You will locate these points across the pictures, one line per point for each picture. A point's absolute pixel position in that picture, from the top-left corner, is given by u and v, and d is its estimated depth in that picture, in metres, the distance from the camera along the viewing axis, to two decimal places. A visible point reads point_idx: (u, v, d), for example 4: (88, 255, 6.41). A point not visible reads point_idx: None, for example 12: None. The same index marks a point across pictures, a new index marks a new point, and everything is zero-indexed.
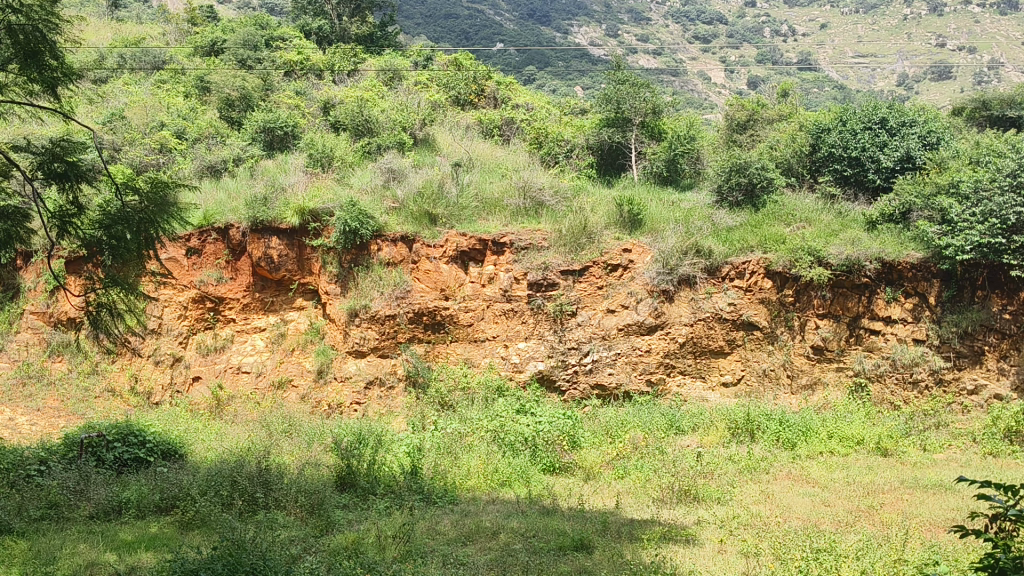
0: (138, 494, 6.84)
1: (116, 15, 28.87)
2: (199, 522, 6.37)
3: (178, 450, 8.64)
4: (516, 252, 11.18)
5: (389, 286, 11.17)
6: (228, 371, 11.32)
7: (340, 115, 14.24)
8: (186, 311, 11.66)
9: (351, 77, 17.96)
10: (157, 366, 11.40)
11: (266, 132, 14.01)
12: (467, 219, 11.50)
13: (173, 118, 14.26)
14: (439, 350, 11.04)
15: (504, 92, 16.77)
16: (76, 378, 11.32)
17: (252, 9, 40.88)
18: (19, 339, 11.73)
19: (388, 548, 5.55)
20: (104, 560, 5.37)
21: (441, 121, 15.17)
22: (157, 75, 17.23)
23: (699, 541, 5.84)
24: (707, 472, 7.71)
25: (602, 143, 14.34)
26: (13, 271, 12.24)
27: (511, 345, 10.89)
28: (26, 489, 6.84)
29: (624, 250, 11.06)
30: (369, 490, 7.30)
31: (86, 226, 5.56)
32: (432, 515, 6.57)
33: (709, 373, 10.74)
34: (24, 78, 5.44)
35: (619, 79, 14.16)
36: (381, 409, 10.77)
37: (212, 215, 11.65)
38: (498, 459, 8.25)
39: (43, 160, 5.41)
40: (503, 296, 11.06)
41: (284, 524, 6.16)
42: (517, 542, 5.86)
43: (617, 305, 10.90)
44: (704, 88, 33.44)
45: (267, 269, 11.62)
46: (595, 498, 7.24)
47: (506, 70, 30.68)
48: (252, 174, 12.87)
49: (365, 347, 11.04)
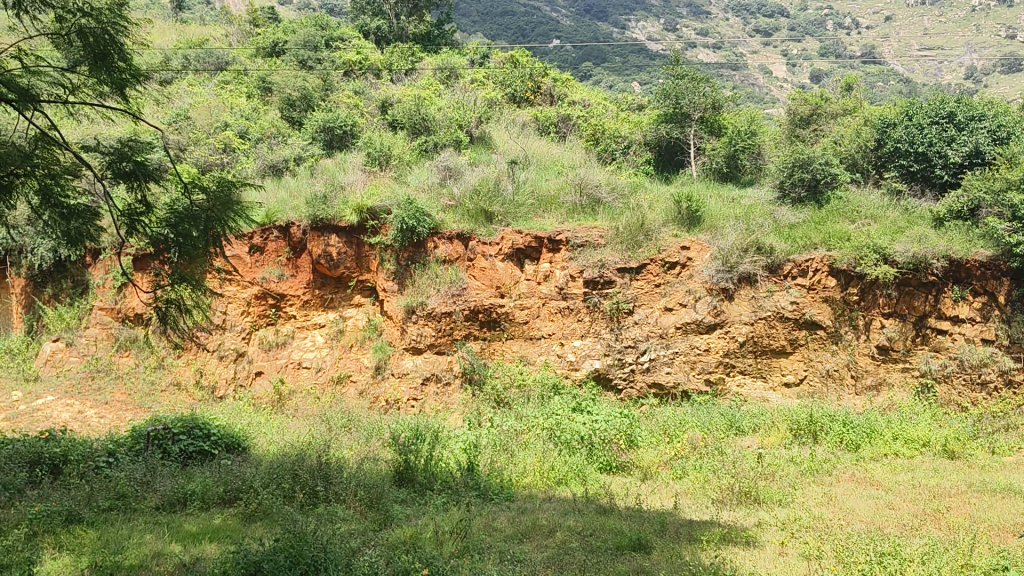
0: (202, 486, 6.99)
1: (181, 16, 29.64)
2: (262, 514, 6.48)
3: (241, 443, 8.84)
4: (573, 249, 11.10)
5: (446, 283, 11.23)
6: (289, 367, 11.55)
7: (398, 114, 14.37)
8: (249, 307, 11.91)
9: (408, 76, 18.10)
10: (221, 361, 11.65)
11: (326, 132, 14.24)
12: (523, 216, 11.48)
13: (236, 118, 14.57)
14: (494, 348, 11.08)
15: (560, 89, 16.71)
16: (143, 372, 11.65)
17: (313, 10, 41.79)
18: (89, 334, 12.16)
19: (446, 544, 5.58)
20: (170, 550, 5.50)
21: (498, 120, 15.21)
22: (221, 76, 17.63)
23: (759, 543, 5.74)
24: (768, 473, 7.59)
25: (660, 139, 14.19)
26: (83, 268, 12.70)
27: (567, 343, 10.85)
28: (95, 481, 7.05)
29: (683, 247, 10.90)
30: (427, 485, 7.35)
31: (154, 224, 5.67)
32: (489, 512, 6.59)
33: (771, 373, 10.57)
34: (95, 81, 5.51)
35: (677, 74, 13.97)
36: (438, 405, 10.83)
37: (274, 214, 11.90)
38: (554, 458, 8.25)
39: (112, 159, 5.47)
40: (559, 294, 11.02)
41: (344, 517, 6.25)
42: (575, 541, 5.83)
43: (674, 303, 10.73)
44: (765, 83, 32.88)
45: (326, 267, 11.85)
46: (653, 499, 7.17)
47: (562, 67, 30.74)
48: (312, 174, 13.04)
49: (421, 344, 11.15)
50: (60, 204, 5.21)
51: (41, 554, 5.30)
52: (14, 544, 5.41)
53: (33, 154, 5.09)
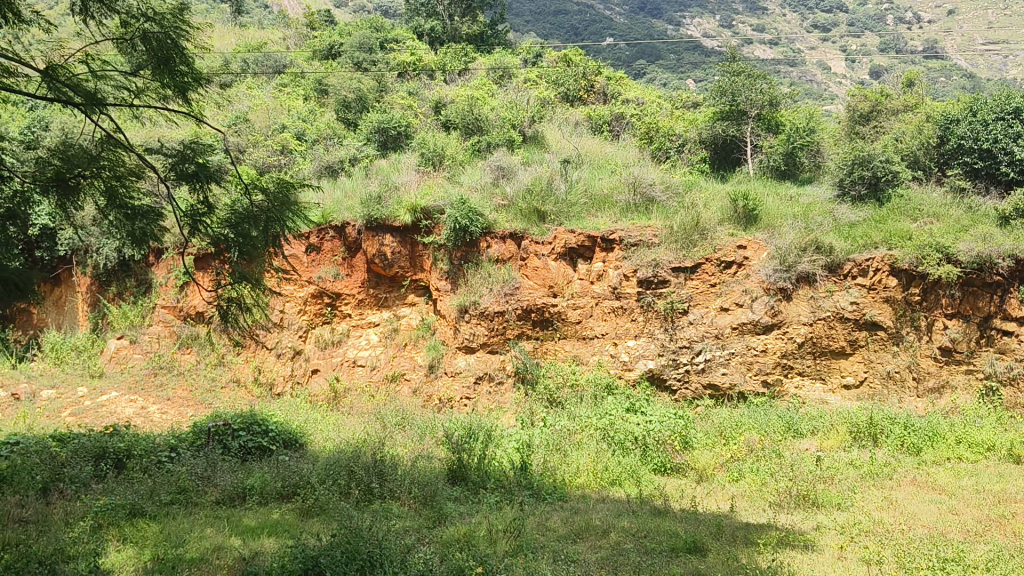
0: (261, 481, 7.12)
1: (240, 20, 30.29)
2: (319, 509, 6.59)
3: (298, 439, 8.97)
4: (626, 249, 11.04)
5: (498, 282, 11.26)
6: (345, 364, 11.66)
7: (451, 114, 14.46)
8: (305, 306, 12.13)
9: (462, 76, 18.17)
10: (279, 358, 11.90)
11: (380, 133, 14.40)
12: (575, 215, 11.47)
13: (293, 121, 14.84)
14: (547, 347, 11.07)
15: (614, 87, 16.61)
16: (204, 369, 11.95)
17: (367, 12, 42.46)
18: (152, 332, 12.50)
19: (499, 543, 5.60)
20: (230, 544, 5.61)
21: (551, 119, 15.20)
22: (278, 79, 17.98)
23: (817, 547, 5.63)
24: (827, 476, 7.46)
25: (716, 137, 14.11)
26: (147, 267, 13.08)
27: (620, 343, 10.79)
28: (158, 475, 7.23)
29: (739, 247, 10.75)
30: (480, 483, 7.39)
31: (215, 224, 5.71)
32: (542, 511, 6.58)
33: (830, 374, 10.38)
34: (157, 85, 5.50)
35: (733, 71, 13.71)
36: (490, 404, 10.85)
37: (330, 215, 12.09)
38: (607, 458, 8.22)
39: (175, 161, 5.54)
40: (613, 293, 10.96)
41: (398, 514, 6.30)
42: (628, 542, 5.80)
43: (730, 303, 10.57)
44: (823, 79, 32.36)
45: (381, 266, 12.00)
46: (708, 501, 7.08)
47: (616, 66, 30.68)
48: (366, 174, 13.17)
49: (474, 343, 11.19)
50: (125, 205, 5.31)
51: (106, 545, 5.45)
52: (81, 536, 5.57)
53: (99, 156, 5.19)
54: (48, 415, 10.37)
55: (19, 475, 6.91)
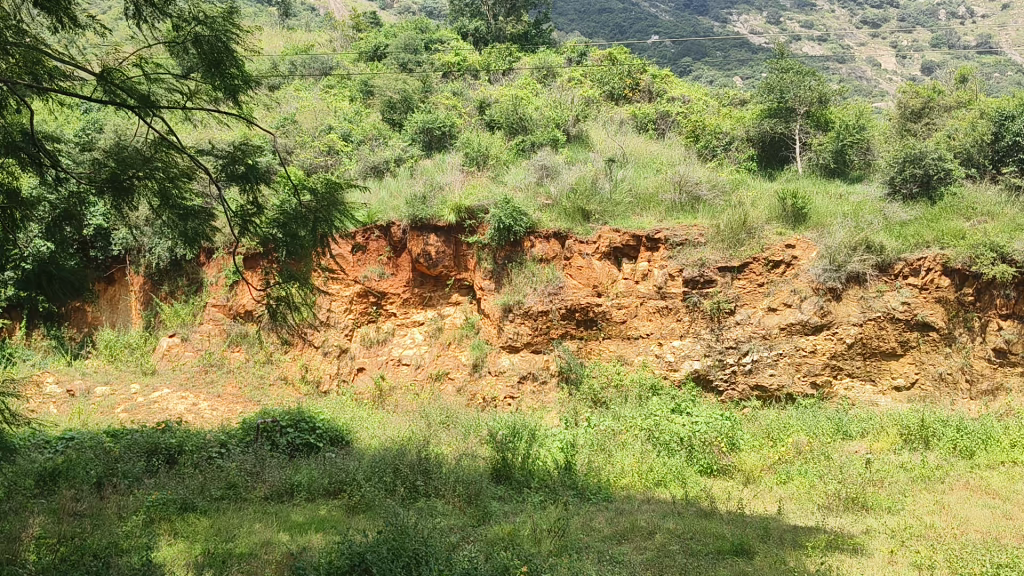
0: (308, 477, 7.22)
1: (288, 23, 30.79)
2: (365, 506, 6.66)
3: (345, 436, 9.07)
4: (671, 248, 10.97)
5: (542, 282, 11.27)
6: (390, 363, 11.76)
7: (495, 114, 14.50)
8: (351, 304, 12.28)
9: (506, 75, 18.19)
10: (325, 357, 12.05)
11: (425, 133, 14.51)
12: (620, 214, 11.48)
13: (340, 121, 15.02)
14: (591, 347, 11.03)
15: (659, 85, 16.49)
16: (253, 367, 12.15)
17: (412, 12, 42.92)
18: (203, 330, 12.73)
19: (544, 542, 5.61)
20: (278, 539, 5.69)
21: (596, 118, 15.15)
22: (325, 81, 18.22)
23: (867, 550, 5.53)
24: (877, 479, 7.33)
25: (764, 135, 14.00)
26: (198, 266, 13.37)
27: (665, 343, 10.70)
28: (208, 470, 7.37)
29: (787, 245, 10.62)
30: (524, 483, 7.40)
31: (264, 225, 5.78)
32: (587, 512, 6.58)
33: (880, 376, 10.12)
34: (209, 87, 5.55)
35: (782, 68, 13.65)
36: (534, 403, 10.85)
37: (376, 215, 12.25)
38: (653, 459, 8.17)
39: (225, 163, 5.59)
40: (658, 293, 10.89)
41: (443, 512, 6.34)
42: (674, 544, 5.75)
43: (778, 303, 10.44)
44: (873, 76, 31.80)
45: (426, 266, 12.08)
46: (755, 503, 7.00)
47: (661, 64, 30.55)
48: (411, 174, 13.24)
49: (518, 342, 11.21)
50: (178, 205, 5.39)
51: (158, 539, 5.57)
52: (134, 530, 5.70)
53: (152, 158, 5.28)
54: (103, 411, 10.64)
55: (75, 469, 7.09)
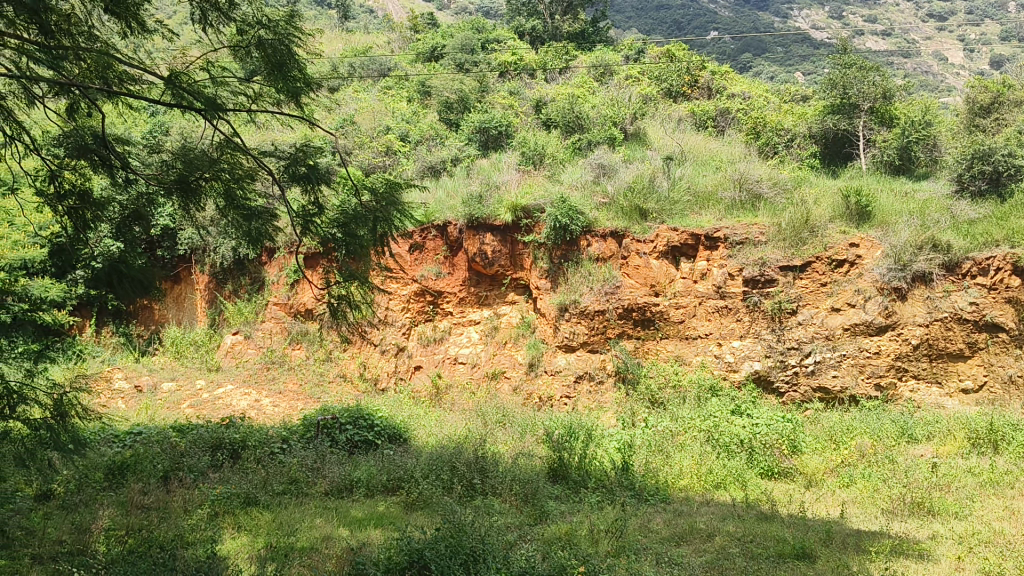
0: (367, 474, 7.31)
1: (347, 25, 31.25)
2: (423, 503, 6.72)
3: (403, 434, 9.17)
4: (731, 247, 10.81)
5: (599, 281, 11.23)
6: (446, 362, 11.87)
7: (552, 112, 14.48)
8: (409, 303, 12.42)
9: (563, 74, 18.14)
10: (383, 355, 12.18)
11: (482, 133, 14.62)
12: (679, 213, 11.34)
13: (398, 122, 15.19)
14: (648, 347, 10.96)
15: (719, 82, 16.36)
16: (313, 364, 12.35)
17: (469, 12, 43.21)
18: (265, 328, 13.05)
19: (602, 543, 5.58)
20: (338, 534, 5.77)
21: (653, 115, 15.04)
22: (382, 83, 18.42)
23: (933, 557, 5.37)
24: (944, 484, 7.10)
25: (826, 131, 13.76)
26: (259, 265, 13.66)
27: (724, 343, 10.55)
28: (271, 466, 7.52)
29: (851, 244, 10.35)
30: (581, 483, 7.37)
31: (324, 225, 5.82)
32: (645, 513, 6.53)
33: (947, 378, 9.87)
34: (271, 89, 5.60)
35: (845, 63, 13.42)
36: (590, 403, 10.84)
37: (433, 214, 12.33)
38: (712, 461, 8.08)
39: (288, 163, 5.58)
40: (717, 292, 10.73)
41: (501, 510, 6.35)
42: (734, 547, 5.67)
43: (842, 303, 10.19)
44: (939, 70, 30.92)
45: (482, 265, 12.14)
46: (817, 507, 6.87)
47: (720, 60, 30.20)
48: (468, 173, 13.29)
49: (574, 342, 11.22)
50: (243, 206, 5.46)
51: (223, 533, 5.69)
52: (199, 523, 5.85)
53: (219, 159, 5.40)
54: (169, 406, 10.93)
55: (142, 463, 7.29)
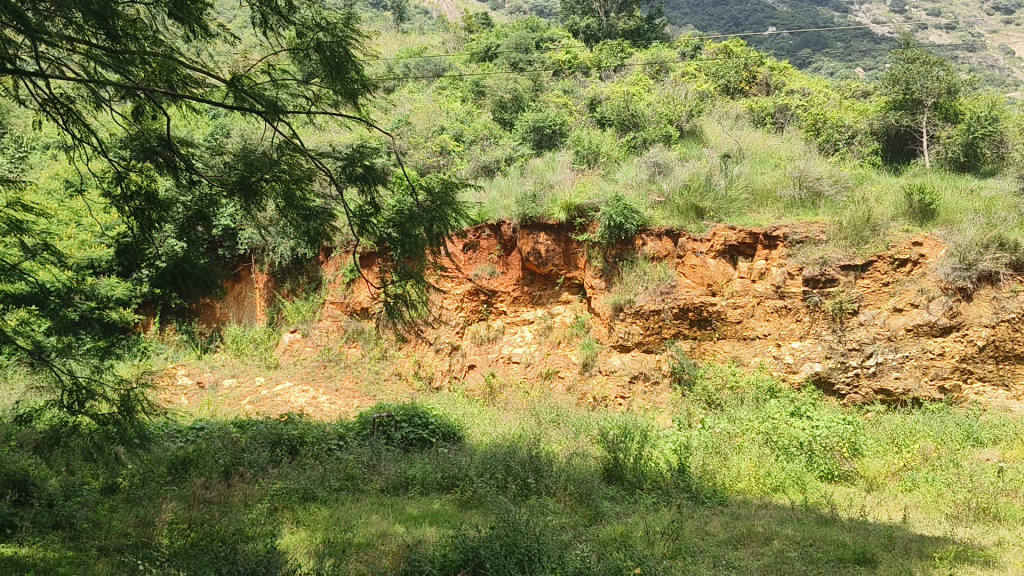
0: (422, 472, 7.37)
1: (403, 26, 31.61)
2: (477, 501, 6.75)
3: (457, 432, 9.21)
4: (791, 246, 10.60)
5: (654, 280, 11.15)
6: (500, 361, 11.92)
7: (607, 111, 14.38)
8: (463, 302, 12.50)
9: (617, 72, 18.01)
10: (438, 353, 12.27)
11: (536, 132, 14.65)
12: (737, 211, 11.17)
13: (452, 122, 15.30)
14: (705, 347, 10.84)
15: (777, 78, 16.11)
16: (368, 362, 12.47)
17: (523, 11, 43.38)
18: (322, 326, 13.20)
19: (657, 544, 5.53)
20: (394, 531, 5.82)
21: (710, 113, 14.87)
22: (437, 83, 18.56)
23: (1000, 564, 5.19)
24: (1012, 489, 6.86)
25: (889, 127, 13.35)
26: (317, 265, 13.86)
27: (784, 344, 10.37)
28: (328, 462, 7.64)
29: (914, 243, 10.08)
30: (637, 484, 7.31)
31: (380, 224, 5.83)
32: (701, 515, 6.45)
33: (1014, 381, 9.54)
34: (329, 91, 5.65)
35: (908, 58, 13.26)
36: (646, 404, 10.77)
37: (487, 213, 12.35)
38: (770, 463, 7.96)
39: (344, 164, 5.62)
40: (776, 292, 10.55)
41: (555, 510, 6.33)
42: (793, 550, 5.57)
43: (905, 303, 9.93)
44: (1007, 64, 30.00)
45: (536, 264, 12.16)
46: (879, 511, 6.71)
47: (778, 56, 29.77)
48: (521, 173, 13.31)
49: (629, 342, 11.17)
50: (301, 206, 5.53)
51: (281, 527, 5.78)
52: (258, 518, 5.94)
53: (278, 161, 5.48)
54: (230, 402, 11.17)
55: (204, 458, 7.44)
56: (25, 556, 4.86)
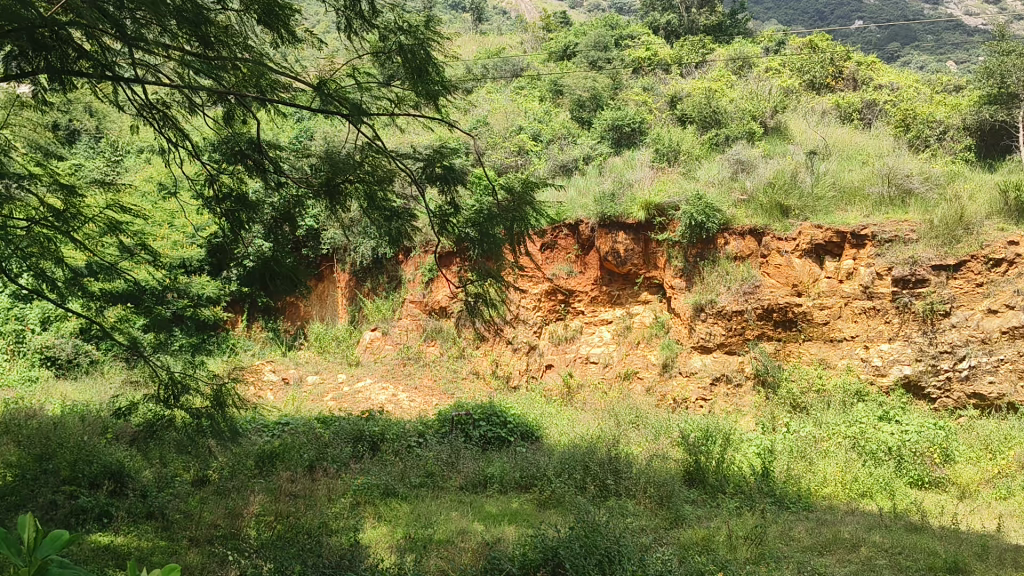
0: (501, 471, 7.40)
1: (482, 27, 31.85)
2: (556, 501, 6.73)
3: (535, 432, 9.20)
4: (880, 245, 10.27)
5: (737, 280, 10.93)
6: (578, 361, 11.90)
7: (687, 107, 14.17)
8: (540, 302, 12.48)
9: (699, 68, 17.76)
10: (515, 353, 12.30)
11: (615, 130, 14.62)
12: (823, 210, 10.88)
13: (530, 121, 15.34)
14: (790, 349, 10.57)
15: (865, 72, 15.53)
16: (447, 361, 12.58)
17: (602, 9, 43.21)
18: (401, 325, 13.38)
19: (740, 549, 5.42)
20: (474, 528, 5.85)
21: (795, 109, 14.53)
22: (516, 83, 18.64)
23: None
24: None
25: (982, 123, 12.87)
26: (396, 264, 14.07)
27: (872, 347, 10.06)
28: (408, 459, 7.75)
29: (1010, 243, 9.61)
30: (719, 487, 7.17)
31: (460, 224, 5.87)
32: (786, 520, 6.28)
33: None
34: (412, 94, 5.71)
35: (1004, 50, 12.69)
36: (728, 406, 10.58)
37: (564, 212, 12.33)
38: (857, 468, 7.72)
39: (423, 165, 5.60)
40: (864, 293, 10.24)
41: (635, 512, 6.26)
42: (881, 558, 5.38)
43: (999, 304, 9.50)
44: None
45: (614, 264, 12.10)
46: (972, 519, 6.44)
47: (865, 49, 28.91)
48: (600, 171, 13.27)
49: (711, 343, 11.00)
50: (383, 206, 5.57)
51: (364, 522, 5.88)
52: (342, 512, 6.06)
53: (361, 163, 5.54)
54: (313, 398, 11.43)
55: (289, 452, 7.61)
56: (120, 545, 5.05)
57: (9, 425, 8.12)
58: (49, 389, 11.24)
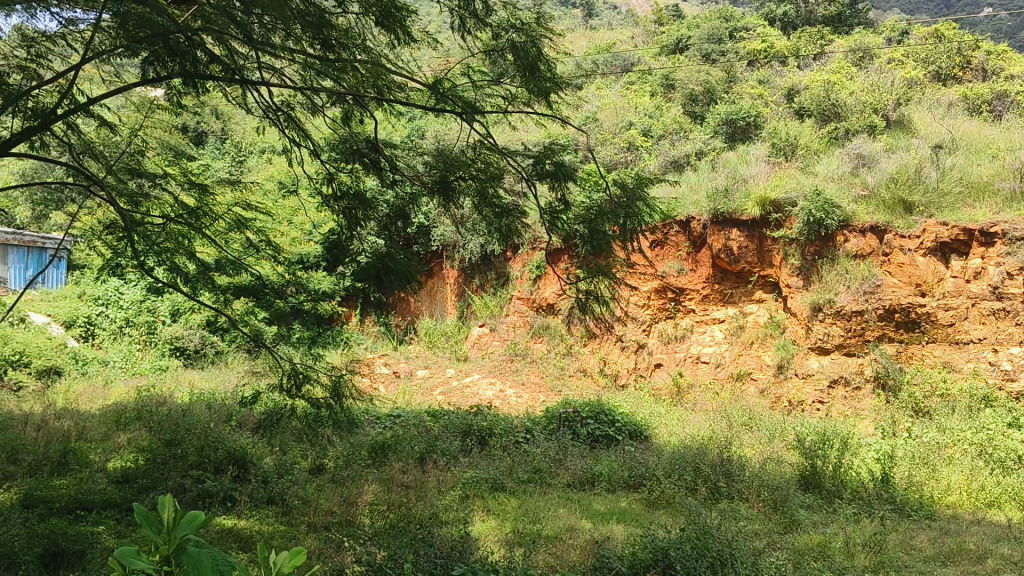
0: (609, 469, 7.37)
1: (592, 23, 31.73)
2: (666, 502, 6.66)
3: (643, 432, 9.11)
4: (1011, 243, 9.64)
5: (857, 279, 10.50)
6: (687, 361, 11.70)
7: (805, 101, 13.83)
8: (650, 300, 12.43)
9: (818, 59, 17.12)
10: (623, 351, 12.19)
11: (729, 124, 14.33)
12: (949, 206, 10.33)
13: (640, 117, 15.16)
14: (912, 352, 10.13)
15: (996, 62, 14.75)
16: (554, 357, 12.58)
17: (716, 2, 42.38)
18: (509, 321, 13.50)
19: (858, 557, 5.21)
20: (582, 526, 5.83)
21: (920, 100, 13.84)
22: (627, 78, 18.49)
23: None
24: None
25: None
26: (505, 261, 14.18)
27: (1001, 350, 9.46)
28: (516, 454, 7.80)
29: None
30: (836, 493, 6.93)
31: (569, 220, 5.78)
32: (907, 529, 6.00)
33: None
34: (523, 91, 5.71)
35: None
36: (846, 409, 10.15)
37: (676, 209, 12.16)
38: (985, 477, 7.32)
39: (535, 162, 5.56)
40: (993, 293, 9.67)
41: (748, 516, 6.11)
42: (1011, 571, 5.06)
43: None
44: None
45: (727, 261, 11.87)
46: None
47: (997, 38, 27.38)
48: (713, 167, 13.03)
49: (829, 344, 10.64)
50: (494, 203, 5.54)
51: (473, 514, 5.95)
52: (452, 504, 6.15)
53: (474, 160, 5.63)
54: (423, 392, 11.64)
55: (401, 444, 7.78)
56: (243, 528, 5.29)
57: (142, 411, 8.62)
58: (178, 378, 11.87)
